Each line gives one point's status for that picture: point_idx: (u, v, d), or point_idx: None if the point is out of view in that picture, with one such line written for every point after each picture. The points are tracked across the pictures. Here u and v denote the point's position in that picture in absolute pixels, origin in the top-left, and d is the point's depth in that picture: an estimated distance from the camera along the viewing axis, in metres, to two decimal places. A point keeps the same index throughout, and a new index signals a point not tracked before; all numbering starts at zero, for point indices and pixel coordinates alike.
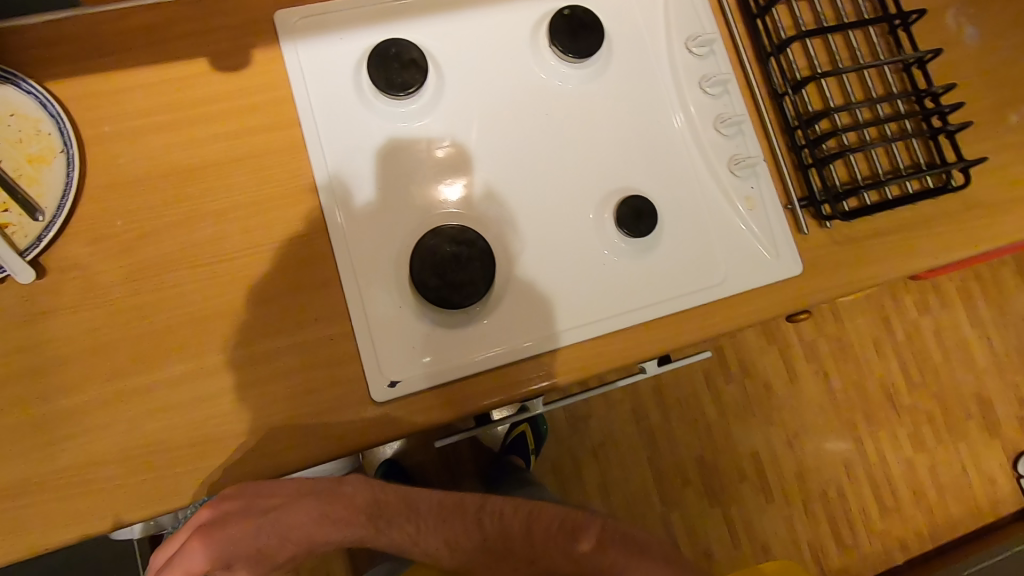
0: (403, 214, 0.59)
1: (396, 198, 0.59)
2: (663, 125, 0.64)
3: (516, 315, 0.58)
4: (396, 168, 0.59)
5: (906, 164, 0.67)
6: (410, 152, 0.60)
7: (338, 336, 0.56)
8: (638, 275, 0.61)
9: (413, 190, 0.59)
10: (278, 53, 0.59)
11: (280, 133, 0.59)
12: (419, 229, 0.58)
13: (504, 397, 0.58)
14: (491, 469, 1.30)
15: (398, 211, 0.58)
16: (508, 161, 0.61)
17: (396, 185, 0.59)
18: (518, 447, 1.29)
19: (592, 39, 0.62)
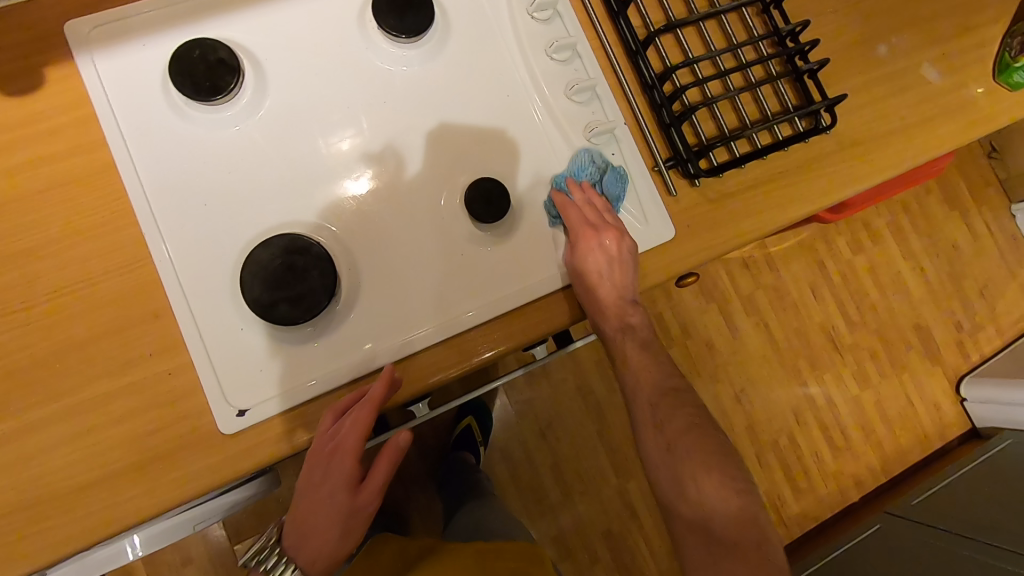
0: (241, 229, 0.55)
1: (232, 213, 0.55)
2: (512, 98, 0.60)
3: (373, 319, 0.55)
4: (232, 181, 0.55)
5: (774, 110, 0.65)
6: (241, 161, 0.55)
7: (178, 370, 0.52)
8: (502, 260, 0.58)
9: (250, 203, 0.55)
10: (73, 69, 0.54)
11: (87, 157, 0.53)
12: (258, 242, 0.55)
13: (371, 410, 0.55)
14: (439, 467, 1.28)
15: (232, 227, 0.54)
16: (351, 159, 0.57)
17: (229, 198, 0.55)
18: (467, 443, 1.28)
19: (422, 15, 0.57)
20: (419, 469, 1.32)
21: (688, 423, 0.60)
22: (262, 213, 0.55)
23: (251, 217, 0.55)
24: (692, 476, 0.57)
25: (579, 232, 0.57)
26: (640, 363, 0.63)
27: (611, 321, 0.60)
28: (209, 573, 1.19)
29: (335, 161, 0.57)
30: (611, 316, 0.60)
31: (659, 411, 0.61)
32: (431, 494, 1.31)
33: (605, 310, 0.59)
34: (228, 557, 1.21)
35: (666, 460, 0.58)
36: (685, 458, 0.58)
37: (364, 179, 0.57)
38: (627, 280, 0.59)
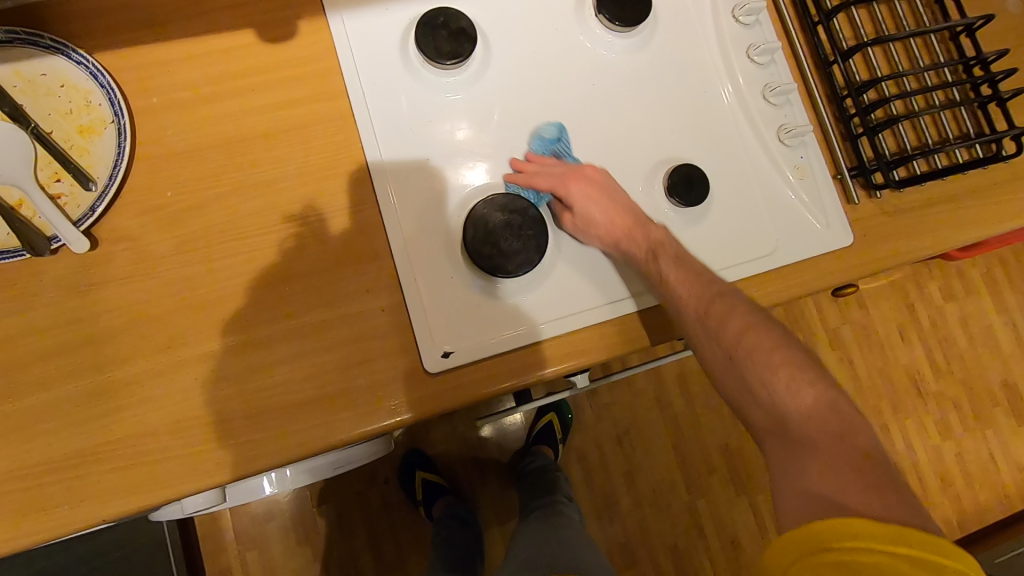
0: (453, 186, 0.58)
1: (447, 170, 0.58)
2: (710, 94, 0.63)
3: (567, 283, 0.59)
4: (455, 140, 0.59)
5: (956, 133, 0.66)
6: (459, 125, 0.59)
7: (390, 308, 0.56)
8: (688, 244, 0.61)
9: (465, 162, 0.59)
10: (325, 24, 0.59)
11: (329, 104, 0.58)
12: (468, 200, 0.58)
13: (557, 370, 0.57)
14: (517, 459, 1.29)
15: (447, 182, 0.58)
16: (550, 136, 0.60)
17: (445, 156, 0.58)
18: (545, 437, 1.28)
19: (640, 7, 0.61)
20: (494, 458, 1.32)
21: (749, 318, 0.51)
22: (474, 175, 0.59)
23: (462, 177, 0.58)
24: (804, 411, 0.45)
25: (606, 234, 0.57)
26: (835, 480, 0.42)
27: (677, 280, 0.54)
28: (288, 532, 1.23)
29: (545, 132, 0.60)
30: (698, 301, 0.53)
31: (727, 324, 0.51)
32: (504, 486, 1.32)
33: (637, 232, 0.57)
34: (307, 518, 1.24)
35: (745, 361, 0.49)
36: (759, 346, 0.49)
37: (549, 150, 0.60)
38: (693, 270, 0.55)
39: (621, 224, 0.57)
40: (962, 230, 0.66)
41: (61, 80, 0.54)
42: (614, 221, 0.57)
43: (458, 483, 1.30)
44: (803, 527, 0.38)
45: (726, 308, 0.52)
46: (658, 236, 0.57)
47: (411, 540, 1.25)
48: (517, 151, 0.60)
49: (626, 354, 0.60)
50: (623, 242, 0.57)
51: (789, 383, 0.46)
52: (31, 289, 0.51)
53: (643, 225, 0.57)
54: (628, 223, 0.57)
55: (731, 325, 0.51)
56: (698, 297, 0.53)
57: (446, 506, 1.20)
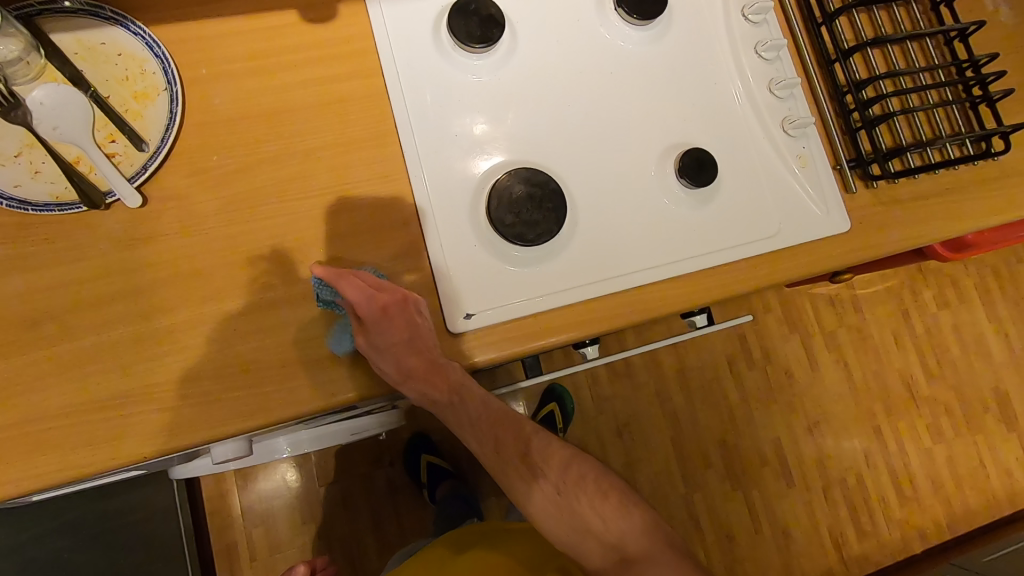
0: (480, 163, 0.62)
1: (474, 148, 0.62)
2: (720, 86, 0.67)
3: (582, 255, 0.62)
4: (483, 118, 0.63)
5: (948, 131, 0.71)
6: (486, 105, 0.63)
7: (418, 272, 0.59)
8: (695, 224, 0.65)
9: (490, 138, 0.63)
10: (364, 8, 0.63)
11: (365, 81, 0.62)
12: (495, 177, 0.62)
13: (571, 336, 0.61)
14: None
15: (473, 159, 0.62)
16: (571, 118, 0.64)
17: (473, 135, 0.62)
18: (548, 426, 1.32)
19: (657, 2, 0.65)
20: None
21: (571, 466, 0.62)
22: (497, 152, 0.63)
23: (487, 153, 0.62)
24: (601, 526, 0.60)
25: (391, 340, 0.54)
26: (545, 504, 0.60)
27: (440, 391, 0.57)
28: (294, 510, 1.25)
29: (564, 114, 0.64)
30: (445, 393, 0.58)
31: (534, 447, 0.62)
32: None
33: (434, 375, 0.57)
34: (313, 497, 1.26)
35: (567, 511, 0.60)
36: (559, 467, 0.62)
37: (568, 132, 0.64)
38: (445, 372, 0.57)
39: (393, 338, 0.54)
40: (954, 221, 0.70)
41: (119, 49, 0.58)
42: (384, 338, 0.54)
43: (461, 468, 1.33)
44: None
45: (486, 406, 0.60)
46: (454, 376, 0.57)
47: (414, 522, 1.28)
48: (541, 130, 0.64)
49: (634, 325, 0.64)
50: (378, 357, 0.54)
51: (576, 516, 0.60)
52: (84, 240, 0.55)
53: (425, 349, 0.56)
54: (400, 343, 0.54)
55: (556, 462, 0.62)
56: (439, 389, 0.57)
57: (449, 488, 1.23)
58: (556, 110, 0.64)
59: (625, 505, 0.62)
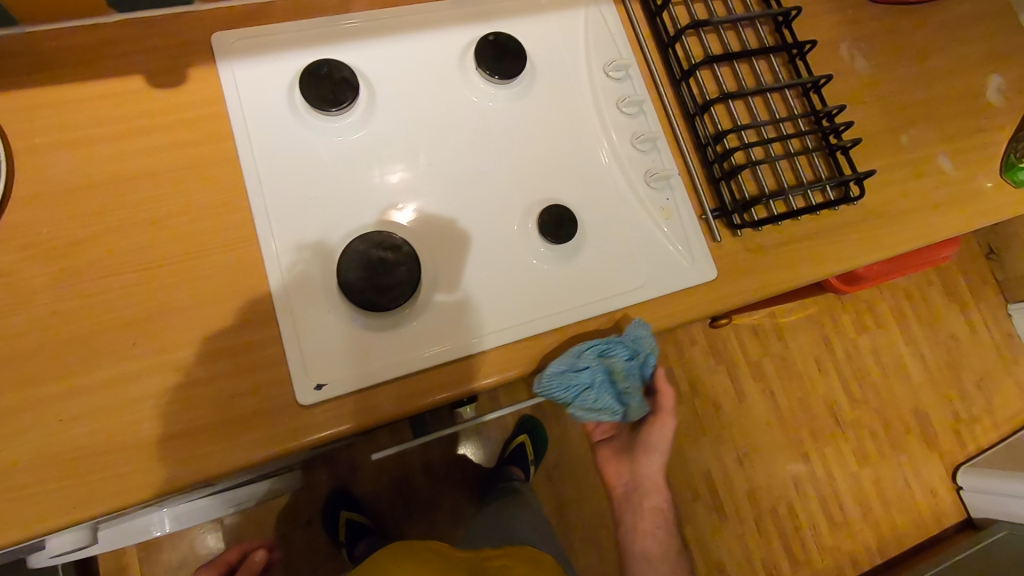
0: (403, 216, 0.62)
1: (400, 201, 0.63)
2: (584, 139, 0.68)
3: (444, 315, 0.61)
4: (414, 174, 0.64)
5: (810, 177, 0.73)
6: (416, 162, 0.64)
7: (269, 341, 0.57)
8: (562, 278, 0.65)
9: (418, 194, 0.63)
10: (215, 72, 0.62)
11: (215, 146, 0.60)
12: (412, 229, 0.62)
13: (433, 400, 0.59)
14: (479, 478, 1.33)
15: (397, 212, 0.62)
16: (464, 174, 0.65)
17: (399, 187, 0.63)
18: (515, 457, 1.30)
19: (515, 62, 0.66)
20: (423, 495, 1.32)
21: (633, 446, 0.74)
22: (423, 207, 0.63)
23: (416, 209, 0.63)
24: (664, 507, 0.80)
25: None
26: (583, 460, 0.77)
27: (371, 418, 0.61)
28: None
29: (424, 172, 0.64)
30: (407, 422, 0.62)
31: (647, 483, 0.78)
32: (435, 524, 1.31)
33: None
34: None
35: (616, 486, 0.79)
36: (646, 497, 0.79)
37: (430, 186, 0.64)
38: None
39: None
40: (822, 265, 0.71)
41: None
42: None
43: (386, 521, 1.28)
44: None
45: None
46: None
47: None
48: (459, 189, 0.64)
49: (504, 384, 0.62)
50: None
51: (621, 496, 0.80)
52: None
53: None
54: None
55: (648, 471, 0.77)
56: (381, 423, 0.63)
57: (369, 545, 1.16)
58: (418, 167, 0.64)
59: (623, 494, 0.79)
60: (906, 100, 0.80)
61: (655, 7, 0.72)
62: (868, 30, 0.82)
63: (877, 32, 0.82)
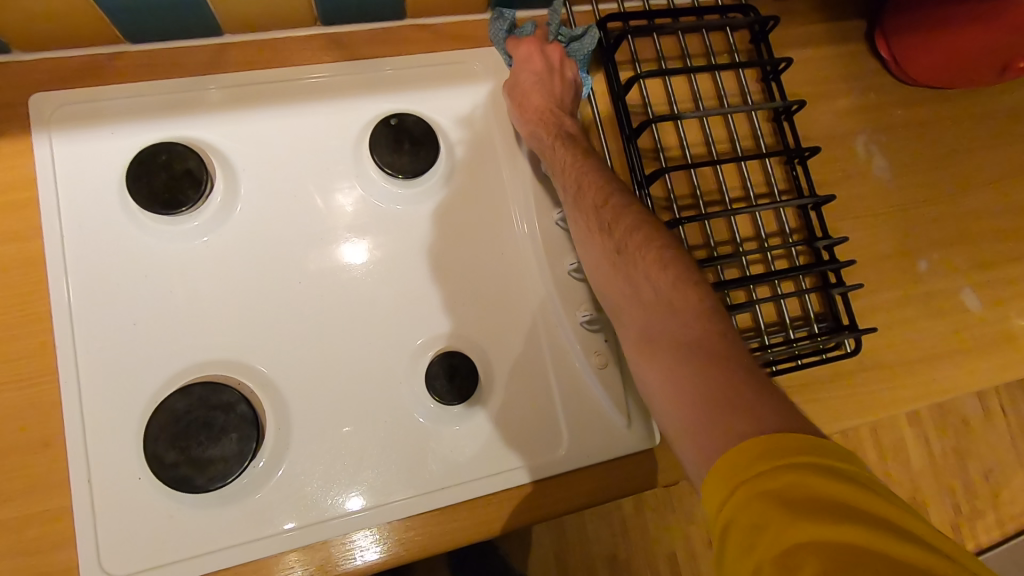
0: (354, 251, 0.52)
1: (350, 233, 0.52)
2: (507, 256, 0.54)
3: (292, 489, 0.47)
4: (372, 205, 0.53)
5: (795, 320, 0.58)
6: (376, 186, 0.53)
7: (55, 514, 0.44)
8: (456, 441, 0.51)
9: (374, 228, 0.52)
10: (30, 146, 0.48)
11: (19, 246, 0.47)
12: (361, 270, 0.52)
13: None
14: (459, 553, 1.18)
15: (347, 246, 0.52)
16: (344, 297, 0.51)
17: (348, 217, 0.52)
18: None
19: (423, 154, 0.52)
20: None
21: (664, 318, 0.41)
22: (381, 241, 0.52)
23: (371, 242, 0.52)
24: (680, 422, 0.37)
25: None
26: (683, 365, 0.38)
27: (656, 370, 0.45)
28: None
29: (292, 293, 0.50)
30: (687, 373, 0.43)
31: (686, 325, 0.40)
32: None
33: None
34: None
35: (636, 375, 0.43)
36: (720, 407, 0.35)
37: (297, 310, 0.50)
38: None
39: None
40: None
41: None
42: None
43: None
44: (733, 453, 0.33)
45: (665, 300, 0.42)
46: None
47: None
48: (422, 232, 0.53)
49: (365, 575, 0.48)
50: None
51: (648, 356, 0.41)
52: None
53: None
54: None
55: (647, 266, 0.44)
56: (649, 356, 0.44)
57: None
58: (285, 283, 0.50)
59: (725, 385, 0.36)
60: (932, 215, 0.65)
61: (619, 88, 0.57)
62: (889, 124, 0.66)
63: (902, 128, 0.67)
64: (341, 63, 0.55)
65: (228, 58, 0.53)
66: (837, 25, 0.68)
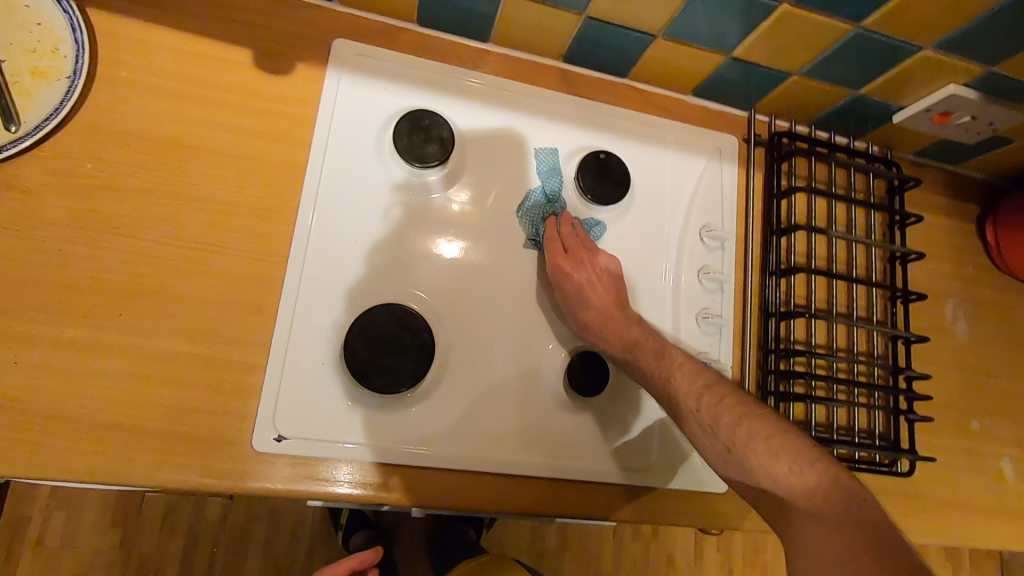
0: (448, 248, 0.59)
1: (446, 232, 0.60)
2: (653, 288, 0.64)
3: (434, 416, 0.56)
4: (482, 212, 0.61)
5: (862, 428, 0.67)
6: (489, 201, 0.61)
7: (251, 368, 0.53)
8: (569, 427, 0.59)
9: (476, 233, 0.60)
10: (321, 75, 0.59)
11: (289, 149, 0.57)
12: (455, 263, 0.59)
13: (397, 500, 0.53)
14: (440, 539, 1.20)
15: (443, 243, 0.59)
16: (498, 272, 0.60)
17: (453, 217, 0.60)
18: (474, 519, 1.21)
19: (615, 189, 0.62)
20: None
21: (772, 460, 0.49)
22: (475, 243, 0.60)
23: (463, 244, 0.60)
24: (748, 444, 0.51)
25: None
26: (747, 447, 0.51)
27: None
28: (105, 506, 1.13)
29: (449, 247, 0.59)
30: None
31: (725, 433, 0.52)
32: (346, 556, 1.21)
33: None
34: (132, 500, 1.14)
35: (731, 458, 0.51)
36: (787, 518, 0.47)
37: (447, 248, 0.59)
38: None
39: None
40: None
41: (41, 20, 0.53)
42: None
43: (302, 532, 1.19)
44: None
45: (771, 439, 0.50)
46: None
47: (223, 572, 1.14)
48: (513, 247, 0.61)
49: (474, 511, 0.56)
50: None
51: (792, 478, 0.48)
52: None
53: None
54: None
55: None
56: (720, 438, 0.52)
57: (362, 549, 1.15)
58: (446, 231, 0.60)
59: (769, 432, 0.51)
60: (994, 384, 0.74)
61: (777, 192, 0.68)
62: (979, 297, 0.76)
63: (989, 303, 0.76)
64: (567, 95, 0.66)
65: (485, 59, 0.64)
66: (958, 204, 0.79)
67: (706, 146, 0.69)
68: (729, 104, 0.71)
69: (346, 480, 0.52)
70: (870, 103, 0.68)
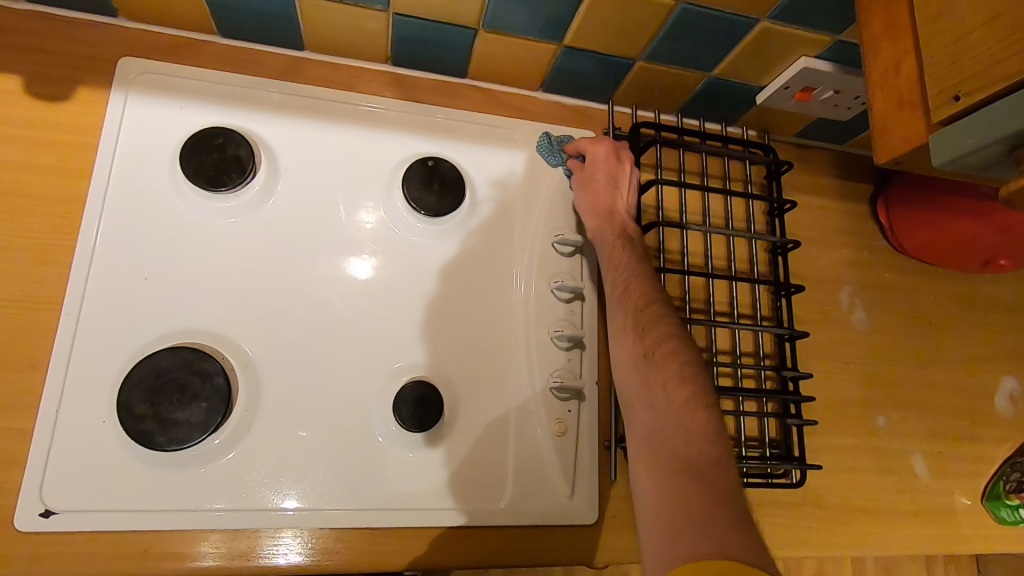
0: (362, 267, 0.56)
1: (361, 249, 0.56)
2: (504, 302, 0.58)
3: (237, 470, 0.49)
4: (395, 225, 0.57)
5: (751, 437, 0.61)
6: (400, 207, 0.57)
7: (18, 435, 0.46)
8: (406, 469, 0.52)
9: (386, 248, 0.57)
10: (104, 99, 0.53)
11: (67, 183, 0.51)
12: (369, 286, 0.55)
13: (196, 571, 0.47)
14: None
15: (357, 262, 0.56)
16: (334, 302, 0.54)
17: (367, 236, 0.56)
18: None
19: (448, 198, 0.57)
20: None
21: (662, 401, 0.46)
22: (388, 262, 0.56)
23: (377, 262, 0.56)
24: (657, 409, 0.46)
25: None
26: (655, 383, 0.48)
27: None
28: None
29: (339, 266, 0.55)
30: None
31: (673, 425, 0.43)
32: None
33: None
34: None
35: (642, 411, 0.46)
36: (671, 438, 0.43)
37: (363, 265, 0.56)
38: None
39: None
40: None
41: None
42: None
43: None
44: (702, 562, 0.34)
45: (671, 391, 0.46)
46: None
47: None
48: (426, 261, 0.57)
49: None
50: None
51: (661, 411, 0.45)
52: None
53: None
54: None
55: None
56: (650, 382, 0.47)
57: None
58: (334, 251, 0.55)
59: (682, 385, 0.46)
60: (901, 374, 0.69)
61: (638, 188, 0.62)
62: (878, 283, 0.71)
63: (889, 288, 0.71)
64: (400, 101, 0.61)
65: (303, 69, 0.59)
66: (849, 185, 0.74)
67: (560, 145, 0.64)
68: (588, 97, 0.66)
69: (290, 548, 0.49)
70: (733, 84, 0.63)
